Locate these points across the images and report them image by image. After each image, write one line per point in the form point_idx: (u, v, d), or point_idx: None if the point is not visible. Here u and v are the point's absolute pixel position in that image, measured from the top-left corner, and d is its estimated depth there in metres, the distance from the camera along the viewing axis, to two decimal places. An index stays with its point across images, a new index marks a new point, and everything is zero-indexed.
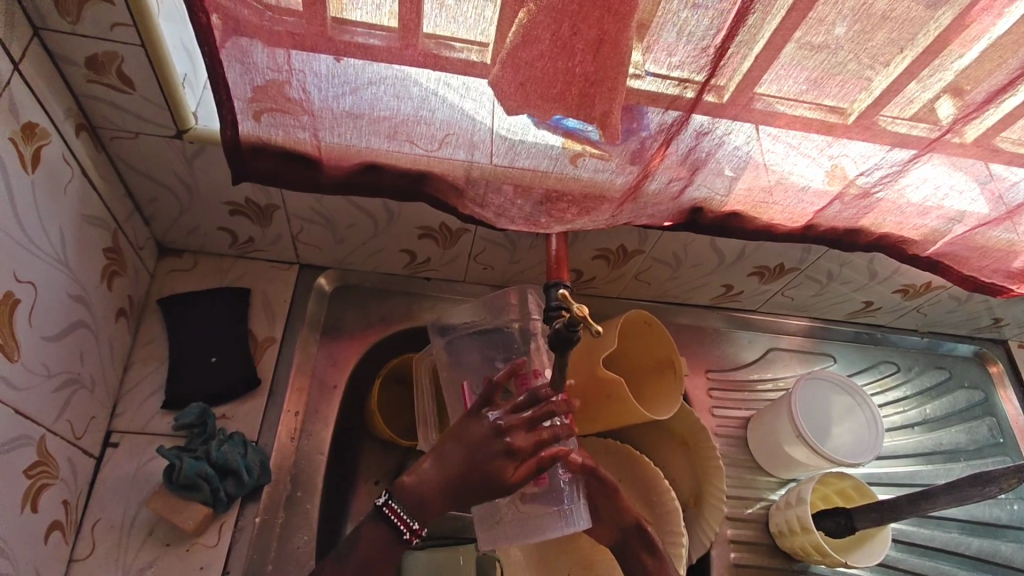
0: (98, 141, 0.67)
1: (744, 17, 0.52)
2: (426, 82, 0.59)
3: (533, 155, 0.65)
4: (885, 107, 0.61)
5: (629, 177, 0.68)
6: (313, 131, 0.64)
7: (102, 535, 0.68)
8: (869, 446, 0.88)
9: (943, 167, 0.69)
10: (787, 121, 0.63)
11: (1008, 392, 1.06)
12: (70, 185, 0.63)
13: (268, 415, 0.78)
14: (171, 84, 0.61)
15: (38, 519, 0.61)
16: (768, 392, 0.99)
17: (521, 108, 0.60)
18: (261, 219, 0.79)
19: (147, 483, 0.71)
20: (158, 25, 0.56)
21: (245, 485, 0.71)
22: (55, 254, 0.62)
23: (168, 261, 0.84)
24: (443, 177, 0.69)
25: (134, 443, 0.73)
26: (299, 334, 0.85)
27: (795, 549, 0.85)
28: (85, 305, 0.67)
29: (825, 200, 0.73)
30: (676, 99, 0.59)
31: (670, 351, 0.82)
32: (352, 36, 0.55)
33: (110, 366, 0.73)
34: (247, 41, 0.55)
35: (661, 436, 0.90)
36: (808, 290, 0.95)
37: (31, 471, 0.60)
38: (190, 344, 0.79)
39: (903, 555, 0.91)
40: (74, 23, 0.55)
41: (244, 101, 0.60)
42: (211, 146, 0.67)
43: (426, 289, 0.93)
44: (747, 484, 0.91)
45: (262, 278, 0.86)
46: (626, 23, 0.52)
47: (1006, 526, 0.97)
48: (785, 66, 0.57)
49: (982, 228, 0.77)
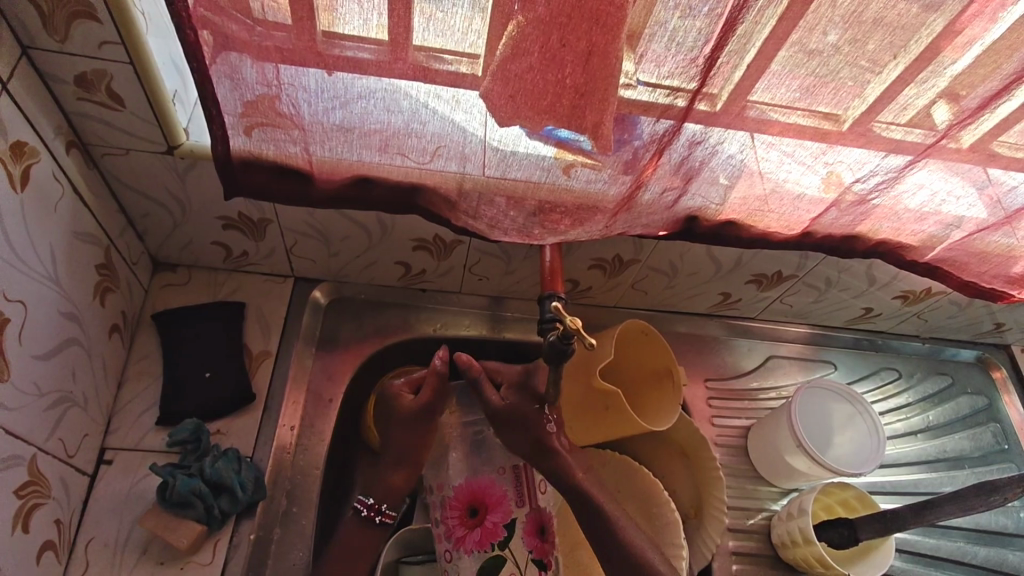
0: (89, 157, 0.67)
1: (733, 27, 0.52)
2: (416, 95, 0.59)
3: (525, 167, 0.65)
4: (880, 113, 0.61)
5: (622, 187, 0.67)
6: (304, 145, 0.64)
7: (95, 554, 0.68)
8: (869, 457, 0.87)
9: (940, 173, 0.69)
10: (780, 129, 0.62)
11: (1012, 397, 1.05)
12: (61, 203, 0.63)
13: (263, 430, 0.78)
14: (161, 101, 0.61)
15: (29, 539, 0.61)
16: (768, 400, 0.98)
17: (512, 120, 0.59)
18: (255, 233, 0.79)
19: (141, 501, 0.71)
20: (146, 42, 0.56)
21: (240, 502, 0.71)
22: (47, 272, 0.62)
23: (162, 276, 0.83)
24: (436, 190, 0.68)
25: (128, 460, 0.73)
26: (294, 348, 0.84)
27: (798, 560, 0.84)
28: (77, 322, 0.67)
29: (821, 208, 0.73)
30: (668, 109, 0.59)
31: (667, 360, 0.81)
32: (341, 50, 0.55)
33: (103, 383, 0.73)
34: (236, 56, 0.55)
35: (659, 447, 0.89)
36: (808, 297, 0.95)
37: (23, 491, 0.60)
38: (183, 360, 0.78)
39: (908, 566, 0.90)
40: (63, 41, 0.55)
41: (235, 116, 0.60)
42: (204, 161, 0.67)
43: (422, 301, 0.92)
44: (748, 494, 0.90)
45: (258, 291, 0.86)
46: (615, 34, 0.52)
47: (1013, 535, 0.96)
48: (777, 74, 0.57)
49: (980, 233, 0.76)
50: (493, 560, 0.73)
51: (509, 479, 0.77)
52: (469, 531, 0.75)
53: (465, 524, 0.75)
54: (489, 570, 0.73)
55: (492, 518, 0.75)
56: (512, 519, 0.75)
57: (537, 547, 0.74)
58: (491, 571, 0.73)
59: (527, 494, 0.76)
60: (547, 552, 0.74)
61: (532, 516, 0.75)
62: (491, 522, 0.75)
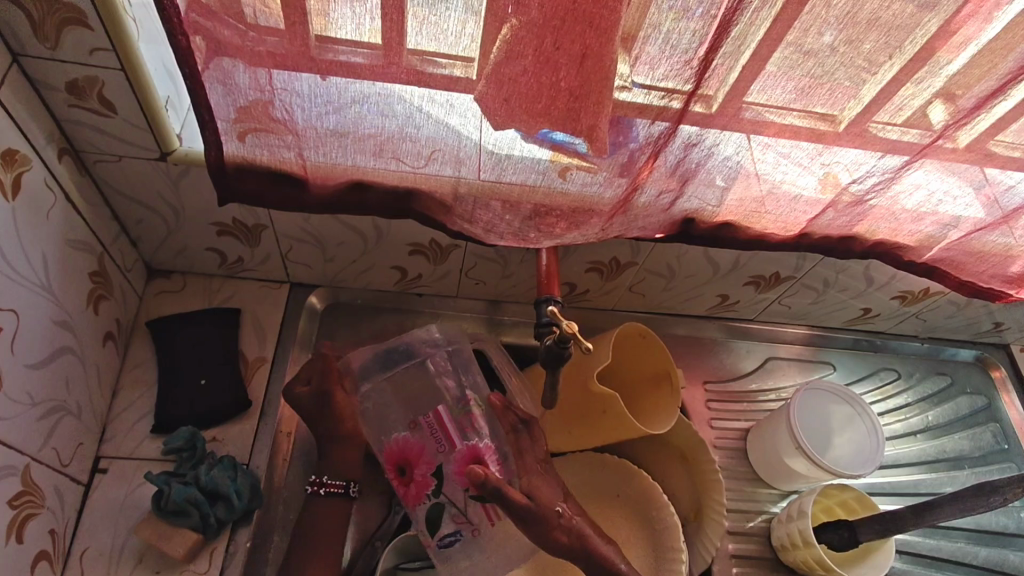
0: (82, 165, 0.66)
1: (728, 28, 0.52)
2: (410, 99, 0.58)
3: (520, 171, 0.65)
4: (875, 114, 0.61)
5: (618, 190, 0.67)
6: (298, 151, 0.63)
7: (90, 564, 0.67)
8: (869, 458, 0.87)
9: (936, 173, 0.69)
10: (776, 130, 0.62)
11: (1012, 396, 1.04)
12: (53, 211, 0.63)
13: (259, 437, 0.77)
14: (153, 107, 0.60)
15: (23, 550, 0.60)
16: (768, 402, 0.98)
17: (507, 123, 0.59)
18: (249, 239, 0.78)
19: (136, 510, 0.70)
20: (138, 49, 0.56)
21: (236, 510, 0.70)
22: (39, 280, 0.62)
23: (156, 282, 0.83)
24: (431, 194, 0.68)
25: (123, 469, 0.72)
26: (290, 354, 0.84)
27: (798, 562, 0.83)
28: (70, 330, 0.67)
29: (818, 208, 0.72)
30: (663, 111, 0.59)
31: (665, 363, 0.81)
32: (334, 54, 0.54)
33: (98, 392, 0.72)
34: (228, 62, 0.55)
35: (658, 450, 0.88)
36: (806, 299, 0.94)
37: (16, 502, 0.59)
38: (178, 368, 0.78)
39: (908, 567, 0.89)
40: (54, 48, 0.54)
41: (228, 122, 0.60)
42: (197, 168, 0.67)
43: (418, 305, 0.92)
44: (748, 497, 0.90)
45: (254, 298, 0.85)
46: (610, 37, 0.52)
47: (1014, 535, 0.95)
48: (772, 75, 0.56)
49: (978, 233, 0.76)
50: (433, 509, 0.70)
51: (424, 429, 0.69)
52: (405, 487, 0.71)
53: (401, 480, 0.71)
54: (432, 521, 0.70)
55: (420, 471, 0.70)
56: (437, 468, 0.69)
57: (473, 485, 0.68)
58: (436, 519, 0.70)
59: (446, 438, 0.69)
60: None
61: (458, 455, 0.69)
62: (420, 476, 0.70)
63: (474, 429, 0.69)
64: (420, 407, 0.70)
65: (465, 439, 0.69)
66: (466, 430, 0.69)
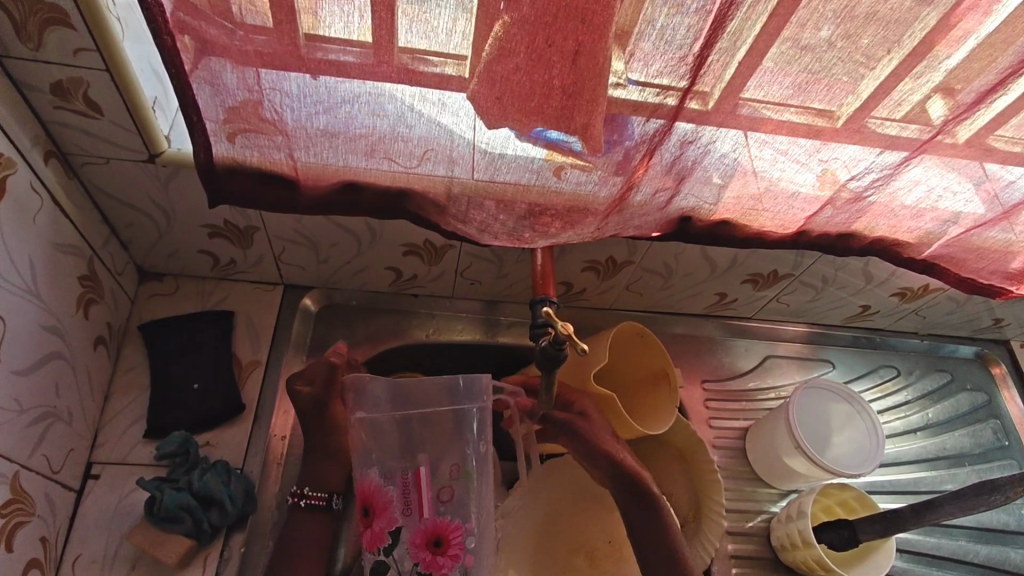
0: (69, 167, 0.65)
1: (723, 23, 0.51)
2: (402, 98, 0.57)
3: (514, 170, 0.64)
4: (873, 109, 0.60)
5: (613, 189, 0.66)
6: (289, 152, 0.62)
7: (83, 571, 0.67)
8: (870, 457, 0.86)
9: (936, 169, 0.68)
10: (773, 127, 0.61)
11: (1012, 392, 1.04)
12: (40, 214, 0.62)
13: (253, 441, 0.76)
14: (140, 109, 0.59)
15: (13, 558, 0.60)
16: (767, 401, 0.97)
17: (500, 122, 0.58)
18: (241, 241, 0.77)
19: (129, 516, 0.70)
20: (123, 48, 0.55)
21: (230, 515, 0.69)
22: (26, 285, 0.61)
23: (149, 285, 0.82)
24: (424, 195, 0.67)
25: (116, 474, 0.71)
26: (285, 356, 0.83)
27: (798, 563, 0.83)
28: (60, 335, 0.66)
29: (817, 206, 0.71)
30: (658, 108, 0.58)
31: (664, 363, 0.80)
32: (324, 53, 0.54)
33: (89, 396, 0.72)
34: (216, 62, 0.54)
35: (656, 450, 0.87)
36: (804, 296, 0.94)
37: (5, 510, 0.58)
38: (171, 371, 0.77)
39: (909, 566, 0.89)
40: (36, 48, 0.53)
41: (217, 122, 0.59)
42: (186, 169, 0.66)
43: (414, 307, 0.91)
44: (747, 496, 0.89)
45: (247, 300, 0.84)
46: (602, 32, 0.51)
47: (1014, 533, 0.95)
48: (769, 71, 0.56)
49: (978, 229, 0.75)
50: (377, 568, 0.60)
51: (398, 483, 0.60)
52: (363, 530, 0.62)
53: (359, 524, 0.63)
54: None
55: (380, 523, 0.61)
56: (396, 528, 0.60)
57: (426, 562, 0.59)
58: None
59: (416, 501, 0.60)
60: (438, 566, 0.59)
61: (423, 523, 0.59)
62: (378, 528, 0.60)
63: (452, 502, 0.60)
64: (424, 435, 0.60)
65: (437, 510, 0.60)
66: (441, 502, 0.60)
